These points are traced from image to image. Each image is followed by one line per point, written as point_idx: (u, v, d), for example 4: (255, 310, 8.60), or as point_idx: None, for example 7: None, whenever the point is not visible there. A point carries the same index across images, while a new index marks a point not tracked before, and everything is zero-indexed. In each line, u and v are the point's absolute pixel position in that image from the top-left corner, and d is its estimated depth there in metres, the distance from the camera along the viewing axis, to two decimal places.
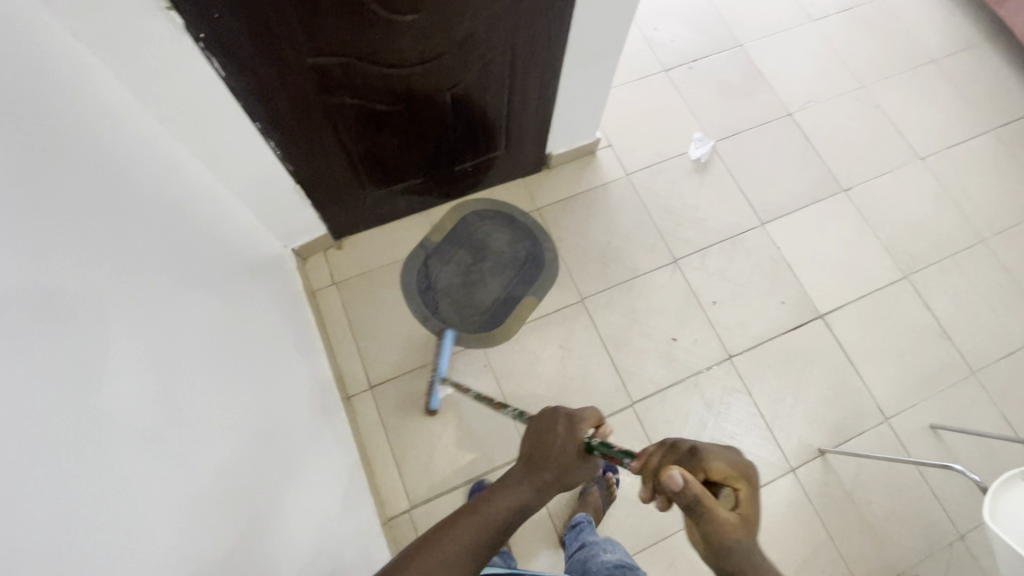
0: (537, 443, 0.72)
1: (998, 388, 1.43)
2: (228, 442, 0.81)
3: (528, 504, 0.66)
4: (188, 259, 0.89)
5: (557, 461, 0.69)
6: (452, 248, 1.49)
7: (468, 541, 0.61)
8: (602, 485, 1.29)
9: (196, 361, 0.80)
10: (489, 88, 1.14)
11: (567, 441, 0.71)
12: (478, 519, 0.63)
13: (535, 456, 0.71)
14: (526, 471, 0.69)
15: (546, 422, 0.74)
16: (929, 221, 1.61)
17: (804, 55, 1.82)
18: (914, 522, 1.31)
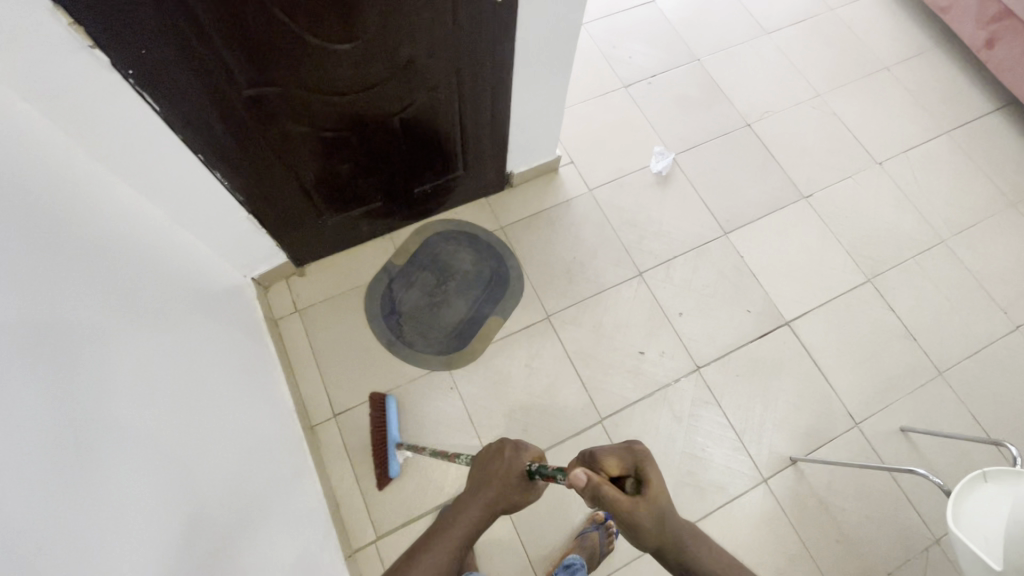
0: (485, 468, 0.80)
1: (966, 388, 1.44)
2: (180, 474, 0.80)
3: (482, 522, 0.74)
4: (134, 292, 0.88)
5: (502, 484, 0.77)
6: (416, 270, 1.48)
7: (435, 567, 0.68)
8: (602, 530, 1.25)
9: (145, 395, 0.80)
10: (439, 111, 1.14)
11: (509, 467, 0.79)
12: (440, 544, 0.70)
13: (484, 481, 0.78)
14: (478, 493, 0.76)
15: (490, 451, 0.82)
16: (889, 224, 1.63)
17: (760, 66, 1.85)
18: (889, 528, 1.30)
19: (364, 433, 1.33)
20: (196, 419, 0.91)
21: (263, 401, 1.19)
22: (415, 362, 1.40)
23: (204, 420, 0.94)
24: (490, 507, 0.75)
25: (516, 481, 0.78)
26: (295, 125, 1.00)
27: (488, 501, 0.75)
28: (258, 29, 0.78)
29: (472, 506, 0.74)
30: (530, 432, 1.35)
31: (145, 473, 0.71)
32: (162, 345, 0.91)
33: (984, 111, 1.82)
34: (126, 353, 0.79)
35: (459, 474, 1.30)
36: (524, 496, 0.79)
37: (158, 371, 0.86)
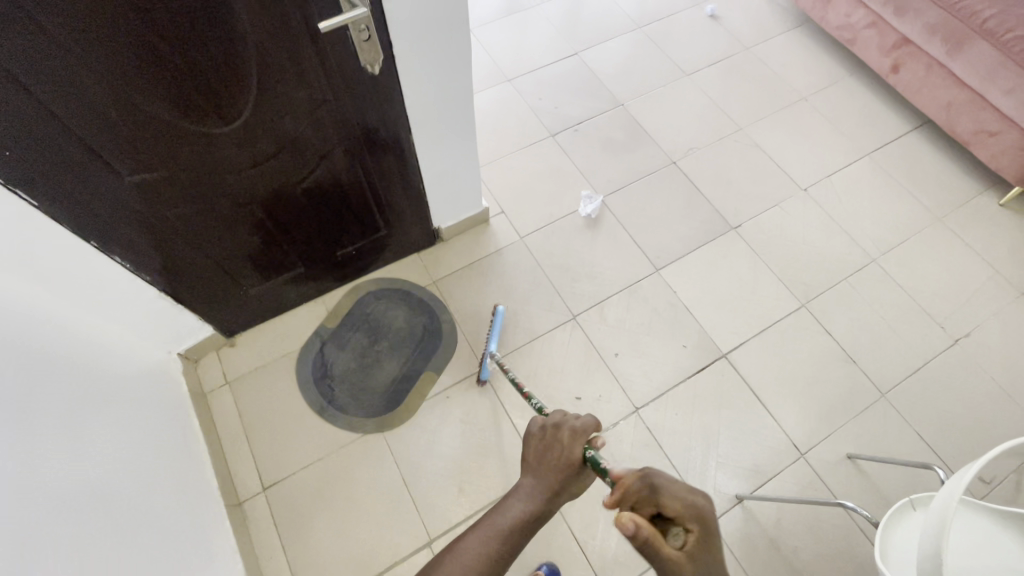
0: (541, 452, 0.78)
1: (910, 407, 1.42)
2: (69, 515, 0.82)
3: (540, 511, 0.73)
4: (43, 350, 0.93)
5: (558, 472, 0.75)
6: (348, 332, 1.49)
7: (487, 548, 0.70)
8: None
9: (50, 473, 0.83)
10: (342, 177, 1.19)
11: (567, 455, 0.77)
12: (489, 530, 0.71)
13: (541, 469, 0.76)
14: (535, 480, 0.75)
15: (549, 431, 0.80)
16: (819, 248, 1.65)
17: (682, 106, 1.92)
18: (844, 564, 1.25)
19: (296, 505, 1.29)
20: (107, 499, 0.92)
21: (186, 481, 1.17)
22: (348, 425, 1.37)
23: (119, 500, 0.95)
24: (546, 497, 0.74)
25: (570, 471, 0.76)
26: (191, 206, 1.04)
27: (545, 489, 0.74)
28: (132, 120, 0.84)
29: (529, 495, 0.74)
30: (467, 489, 1.31)
31: (36, 549, 0.73)
32: (79, 428, 0.94)
33: (901, 132, 1.88)
34: (35, 435, 0.83)
35: (395, 540, 1.26)
36: (581, 482, 0.77)
37: (70, 453, 0.89)
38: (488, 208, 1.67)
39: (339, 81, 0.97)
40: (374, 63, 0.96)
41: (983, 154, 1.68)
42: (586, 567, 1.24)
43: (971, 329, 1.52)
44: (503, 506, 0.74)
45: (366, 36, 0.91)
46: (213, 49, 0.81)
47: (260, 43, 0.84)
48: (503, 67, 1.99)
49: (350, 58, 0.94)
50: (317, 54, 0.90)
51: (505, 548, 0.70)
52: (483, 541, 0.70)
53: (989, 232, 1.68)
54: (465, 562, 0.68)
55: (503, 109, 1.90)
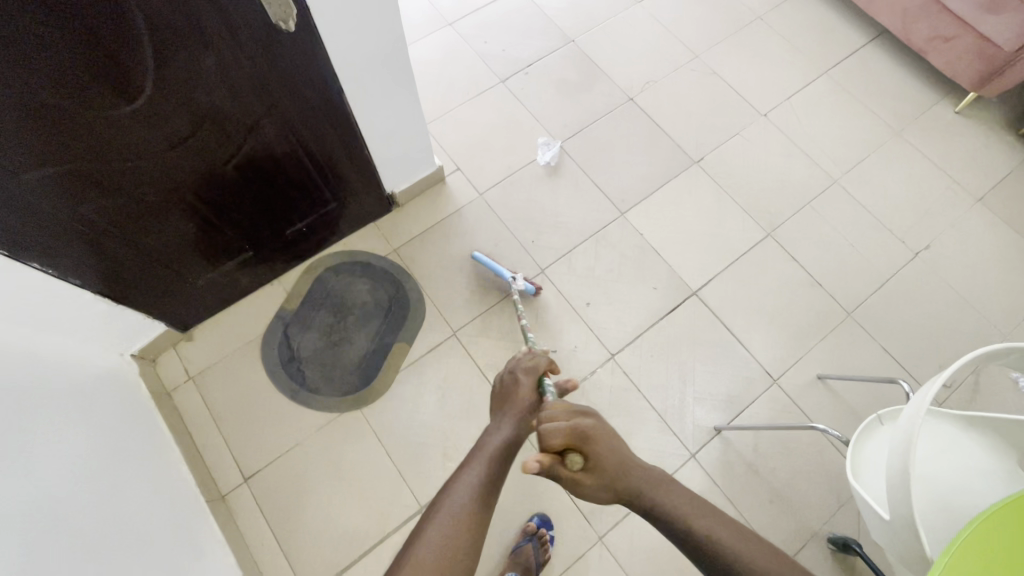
0: (506, 391, 0.91)
1: (875, 323, 1.45)
2: (48, 523, 0.81)
3: (515, 440, 0.83)
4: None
5: (523, 410, 0.87)
6: (311, 312, 1.43)
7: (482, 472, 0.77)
8: (536, 540, 1.21)
9: (18, 500, 0.78)
10: (275, 148, 1.10)
11: (522, 391, 0.90)
12: (482, 453, 0.80)
13: (506, 407, 0.88)
14: (505, 416, 0.87)
15: (504, 383, 0.93)
16: (782, 175, 1.63)
17: (635, 37, 1.83)
18: (817, 479, 1.31)
19: (280, 491, 1.28)
20: (82, 517, 0.89)
21: (165, 484, 1.14)
22: (323, 406, 1.34)
23: (98, 518, 0.91)
24: (519, 425, 0.85)
25: (532, 402, 0.89)
26: (111, 200, 0.95)
27: (513, 419, 0.85)
28: (15, 113, 0.73)
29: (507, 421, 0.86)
30: (452, 455, 1.31)
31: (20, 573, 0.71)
32: (47, 446, 0.90)
33: (858, 45, 1.83)
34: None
35: (386, 512, 1.26)
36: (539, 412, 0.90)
37: (42, 470, 0.86)
38: (442, 166, 1.59)
39: (250, 44, 0.87)
40: (288, 18, 0.86)
41: (939, 61, 1.66)
42: (576, 512, 1.28)
43: (930, 241, 1.55)
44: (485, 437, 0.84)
45: None
46: (94, 16, 0.70)
47: (149, 7, 0.73)
48: (442, 11, 1.85)
49: (257, 18, 0.84)
50: (220, 15, 0.80)
51: (495, 471, 0.78)
52: (480, 466, 0.78)
53: (946, 142, 1.69)
54: (465, 490, 0.74)
55: (446, 58, 1.77)
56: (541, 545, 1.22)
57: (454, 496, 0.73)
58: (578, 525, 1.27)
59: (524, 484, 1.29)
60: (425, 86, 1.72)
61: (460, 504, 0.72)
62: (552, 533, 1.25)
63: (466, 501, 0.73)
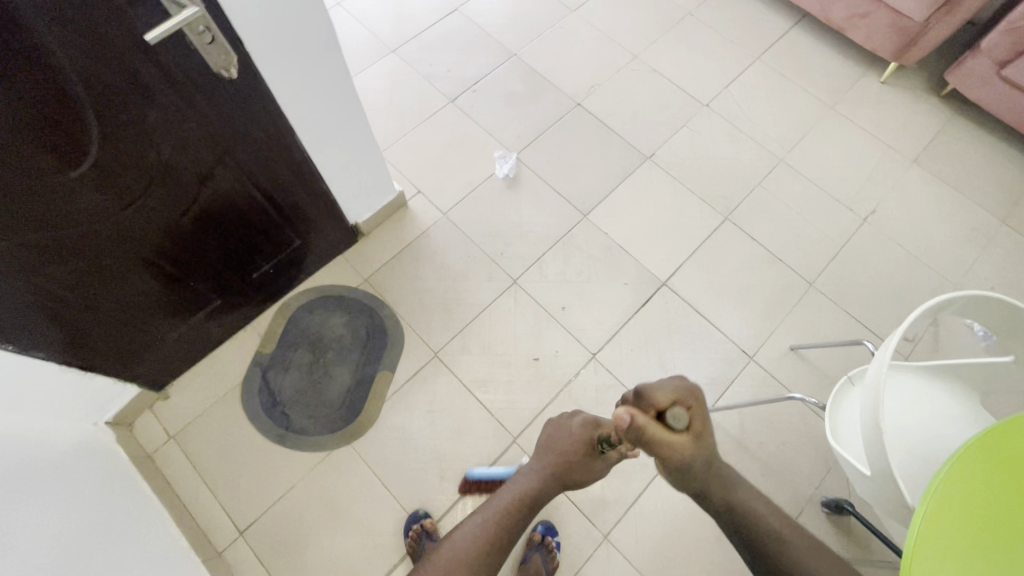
0: (550, 438, 0.82)
1: (836, 290, 1.52)
2: None
3: (535, 499, 0.77)
4: None
5: (562, 461, 0.79)
6: (289, 352, 1.41)
7: (485, 530, 0.73)
8: (543, 548, 1.22)
9: None
10: (232, 195, 1.10)
11: (571, 440, 0.80)
12: (492, 508, 0.75)
13: (547, 455, 0.80)
14: (536, 467, 0.80)
15: (557, 424, 0.84)
16: (731, 159, 1.70)
17: (575, 44, 1.88)
18: (804, 447, 1.35)
19: (279, 539, 1.25)
20: None
21: (159, 549, 1.11)
22: (313, 445, 1.33)
23: None
24: (547, 482, 0.78)
25: (578, 457, 0.79)
26: (68, 268, 0.93)
27: (542, 474, 0.78)
28: None
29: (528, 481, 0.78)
30: (449, 475, 1.31)
31: None
32: (30, 525, 0.87)
33: (784, 30, 1.93)
34: None
35: (390, 544, 1.25)
36: (583, 469, 0.80)
37: (28, 550, 0.83)
38: (403, 190, 1.60)
39: (194, 95, 0.87)
40: (229, 66, 0.87)
41: (860, 37, 1.76)
42: (578, 514, 1.28)
43: (875, 205, 1.63)
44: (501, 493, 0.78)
45: (209, 38, 0.80)
46: (30, 85, 0.70)
47: (85, 69, 0.73)
48: (384, 39, 1.87)
49: (198, 68, 0.84)
50: (157, 69, 0.80)
51: (501, 534, 0.73)
52: (484, 523, 0.73)
53: (876, 111, 1.79)
54: (460, 545, 0.71)
55: (394, 84, 1.79)
56: (549, 553, 1.22)
57: (448, 551, 0.71)
58: (582, 526, 1.28)
59: None
60: (377, 114, 1.74)
61: (451, 560, 0.70)
62: (559, 539, 1.26)
63: (457, 560, 0.70)
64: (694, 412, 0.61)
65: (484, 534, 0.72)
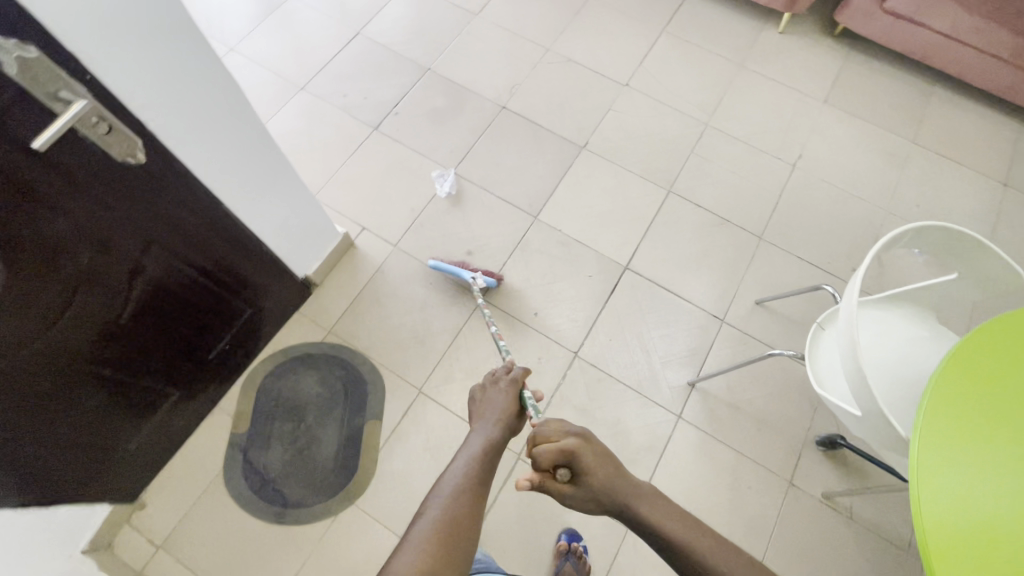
0: (479, 406, 0.85)
1: (784, 238, 1.59)
2: None
3: (501, 443, 0.78)
4: None
5: (506, 415, 0.82)
6: (266, 426, 1.34)
7: (472, 466, 0.72)
8: (572, 555, 1.21)
9: None
10: (169, 282, 1.02)
11: (503, 401, 0.84)
12: (469, 450, 0.75)
13: (487, 412, 0.82)
14: (487, 420, 0.81)
15: (479, 393, 0.86)
16: (661, 133, 1.74)
17: (486, 48, 1.86)
18: (788, 394, 1.42)
19: None
20: None
21: None
22: (316, 515, 1.26)
23: None
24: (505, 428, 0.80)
25: (513, 414, 0.83)
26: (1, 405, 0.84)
27: (499, 423, 0.80)
28: None
29: (488, 427, 0.79)
30: None
31: None
32: None
33: None
34: None
35: None
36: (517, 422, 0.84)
37: None
38: (347, 231, 1.54)
39: (102, 187, 0.79)
40: (134, 151, 0.80)
41: None
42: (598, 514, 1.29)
43: (801, 151, 1.71)
44: (466, 445, 0.77)
45: (105, 127, 0.74)
46: None
47: None
48: (290, 77, 1.79)
49: (100, 160, 0.77)
50: (55, 172, 0.72)
51: (486, 471, 0.73)
52: (468, 460, 0.73)
53: (782, 61, 1.87)
54: (453, 482, 0.70)
55: (311, 122, 1.72)
56: (579, 560, 1.21)
57: (444, 488, 0.69)
58: (604, 524, 1.28)
59: (541, 508, 1.29)
60: (300, 157, 1.66)
61: (453, 492, 0.68)
62: (584, 542, 1.26)
63: (457, 492, 0.68)
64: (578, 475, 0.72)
65: (469, 474, 0.71)
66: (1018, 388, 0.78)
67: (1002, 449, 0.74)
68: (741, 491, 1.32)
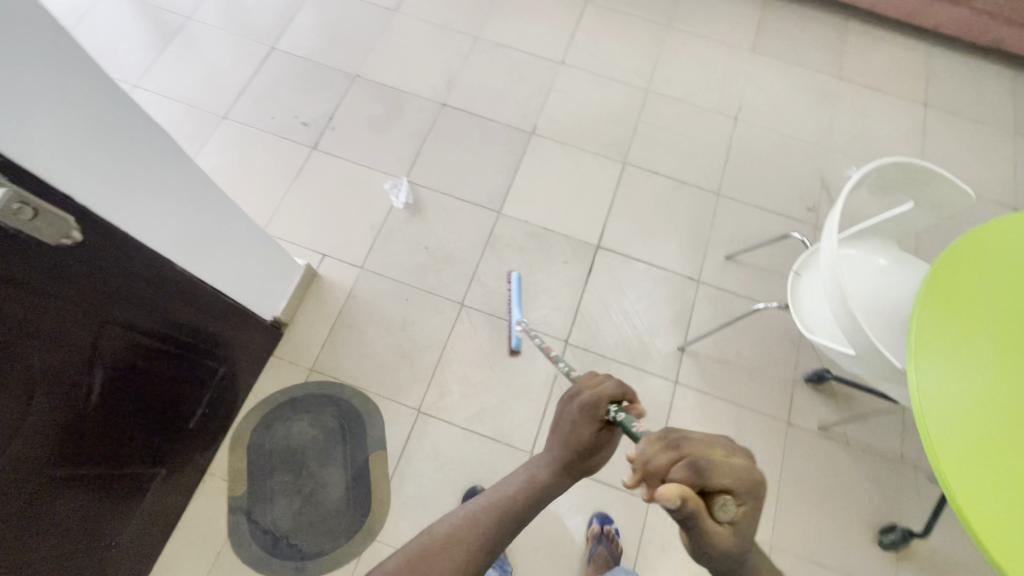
0: (559, 428, 0.70)
1: (740, 191, 1.63)
2: None
3: (549, 483, 0.66)
4: None
5: (580, 446, 0.67)
6: (265, 480, 1.27)
7: (492, 503, 0.63)
8: (605, 537, 1.23)
9: None
10: (133, 359, 0.93)
11: (582, 429, 0.68)
12: (500, 487, 0.65)
13: (557, 440, 0.69)
14: (551, 451, 0.69)
15: (561, 409, 0.71)
16: (605, 106, 1.73)
17: (413, 44, 1.78)
18: (771, 339, 1.47)
19: None
20: None
21: None
22: (339, 560, 1.21)
23: None
24: (565, 466, 0.67)
25: (591, 445, 0.68)
26: None
27: (560, 460, 0.67)
28: None
29: (543, 462, 0.68)
30: None
31: None
32: None
33: None
34: None
35: None
36: (593, 457, 0.69)
37: None
38: (308, 262, 1.46)
39: (38, 274, 0.70)
40: (69, 231, 0.71)
41: None
42: (619, 493, 1.30)
43: (740, 102, 1.75)
44: (511, 476, 0.67)
45: (29, 211, 0.65)
46: None
47: None
48: (208, 106, 1.66)
49: (30, 247, 0.68)
50: None
51: (507, 514, 0.62)
52: (489, 500, 0.63)
53: (707, 16, 1.89)
54: (463, 513, 0.62)
55: (243, 153, 1.60)
56: (612, 541, 1.23)
57: (449, 520, 0.61)
58: (627, 500, 1.30)
59: (564, 499, 1.29)
60: (239, 192, 1.55)
61: (453, 526, 0.60)
62: (615, 526, 1.27)
63: (456, 528, 0.60)
64: (745, 508, 0.52)
65: (484, 512, 0.62)
66: (997, 333, 0.82)
67: (1003, 412, 0.77)
68: (747, 440, 1.37)
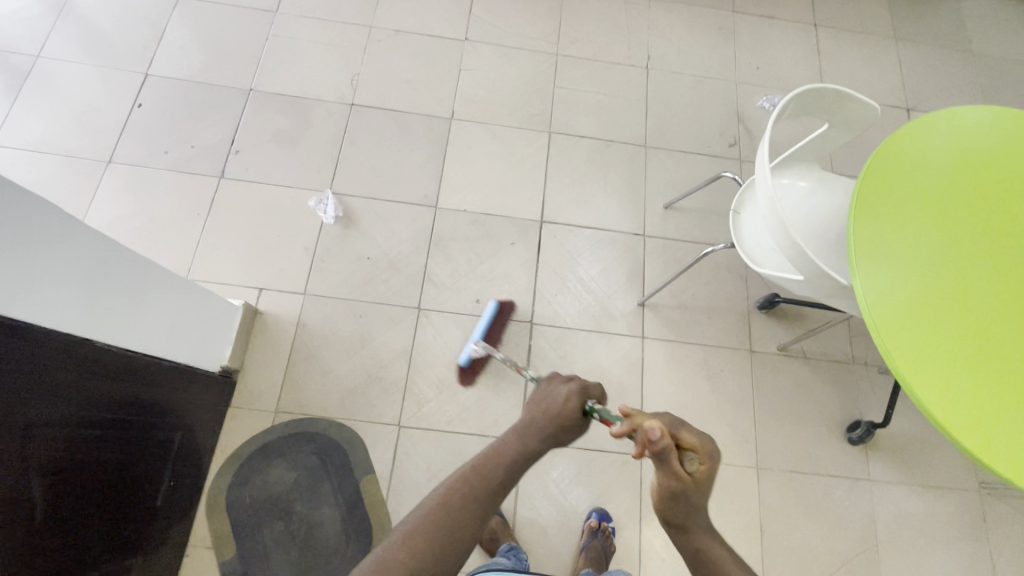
0: (539, 403, 0.75)
1: (665, 139, 1.66)
2: None
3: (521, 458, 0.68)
4: None
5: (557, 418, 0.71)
6: (254, 535, 1.20)
7: (461, 484, 0.64)
8: (601, 533, 1.23)
9: None
10: (73, 452, 0.84)
11: (562, 402, 0.73)
12: (473, 466, 0.67)
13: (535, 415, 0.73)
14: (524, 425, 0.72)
15: (544, 388, 0.77)
16: (519, 78, 1.69)
17: (303, 46, 1.66)
18: (721, 277, 1.53)
19: None
20: None
21: None
22: None
23: None
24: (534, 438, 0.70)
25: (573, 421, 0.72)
26: None
27: (534, 432, 0.71)
28: None
29: (517, 438, 0.70)
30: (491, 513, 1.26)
31: None
32: None
33: None
34: None
35: None
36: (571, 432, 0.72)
37: None
38: (245, 300, 1.36)
39: None
40: None
41: None
42: (612, 455, 1.33)
43: (647, 53, 1.77)
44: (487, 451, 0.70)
45: None
46: None
47: None
48: (85, 153, 1.48)
49: None
50: None
51: (475, 497, 0.64)
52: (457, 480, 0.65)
53: None
54: (437, 495, 0.63)
55: (141, 197, 1.45)
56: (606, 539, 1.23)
57: (425, 502, 0.63)
58: (621, 460, 1.33)
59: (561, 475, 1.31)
60: (147, 241, 1.40)
61: (428, 509, 0.62)
62: (613, 525, 1.27)
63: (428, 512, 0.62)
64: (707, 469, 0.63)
65: (454, 494, 0.63)
66: (913, 236, 0.88)
67: (937, 309, 0.83)
68: (718, 376, 1.44)
